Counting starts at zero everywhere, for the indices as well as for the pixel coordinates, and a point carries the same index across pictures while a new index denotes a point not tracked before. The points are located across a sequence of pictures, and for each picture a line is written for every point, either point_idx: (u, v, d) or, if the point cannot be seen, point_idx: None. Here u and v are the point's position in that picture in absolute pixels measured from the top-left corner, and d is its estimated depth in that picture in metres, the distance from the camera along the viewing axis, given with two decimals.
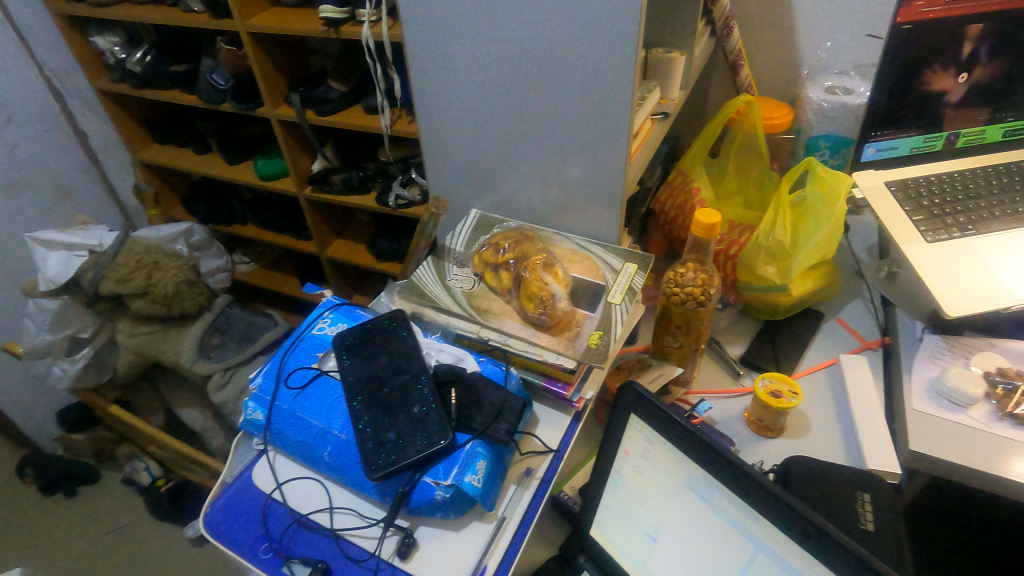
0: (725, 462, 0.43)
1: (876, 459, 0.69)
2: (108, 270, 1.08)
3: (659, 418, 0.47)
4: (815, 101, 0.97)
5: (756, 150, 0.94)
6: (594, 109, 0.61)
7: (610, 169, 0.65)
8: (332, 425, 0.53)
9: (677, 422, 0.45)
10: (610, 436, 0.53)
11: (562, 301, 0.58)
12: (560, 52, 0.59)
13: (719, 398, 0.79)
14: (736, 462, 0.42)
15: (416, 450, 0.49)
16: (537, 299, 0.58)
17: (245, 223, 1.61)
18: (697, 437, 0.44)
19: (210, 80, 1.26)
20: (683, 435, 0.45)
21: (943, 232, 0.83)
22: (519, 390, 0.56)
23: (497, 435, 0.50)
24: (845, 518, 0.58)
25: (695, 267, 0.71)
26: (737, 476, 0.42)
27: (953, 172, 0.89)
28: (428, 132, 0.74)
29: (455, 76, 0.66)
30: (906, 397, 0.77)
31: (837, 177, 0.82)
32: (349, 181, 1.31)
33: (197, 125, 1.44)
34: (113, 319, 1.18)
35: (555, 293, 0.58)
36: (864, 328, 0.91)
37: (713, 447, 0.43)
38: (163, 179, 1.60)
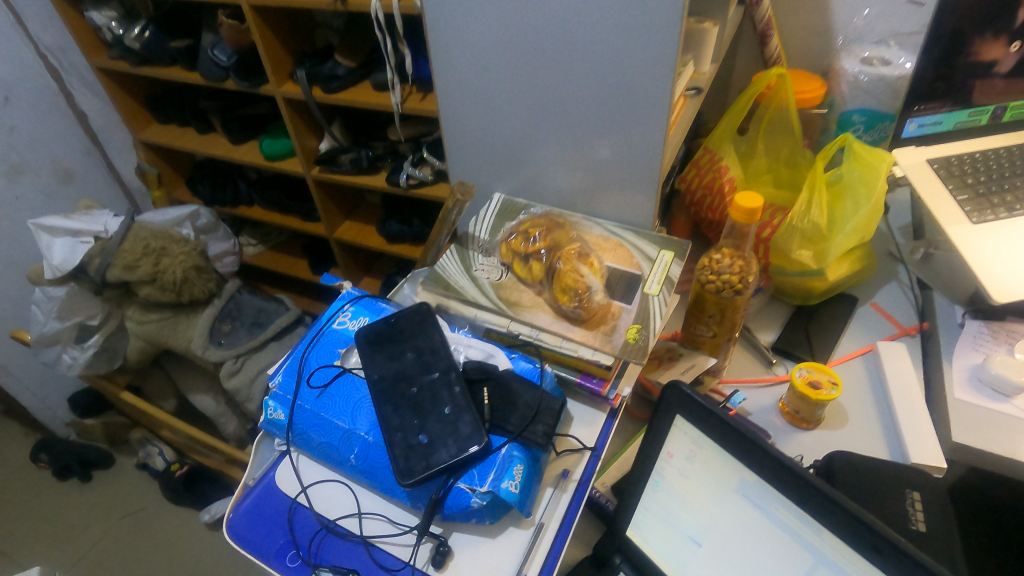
0: (784, 471, 0.40)
1: (919, 453, 0.66)
2: (114, 257, 1.05)
3: (709, 419, 0.44)
4: (850, 73, 0.92)
5: (789, 126, 0.89)
6: (630, 85, 0.57)
7: (647, 150, 0.61)
8: (358, 426, 0.51)
9: (730, 429, 0.43)
10: (650, 438, 0.50)
11: (598, 293, 0.55)
12: (593, 24, 0.54)
13: (752, 389, 0.77)
14: (799, 472, 0.39)
15: (451, 455, 0.47)
16: (572, 291, 0.54)
17: (251, 204, 1.57)
18: (754, 445, 0.41)
19: (212, 57, 1.21)
20: (737, 442, 0.42)
21: (989, 213, 0.78)
22: (554, 390, 0.53)
23: (534, 438, 0.48)
24: (893, 517, 0.56)
25: (732, 253, 0.67)
26: (798, 485, 0.40)
27: (999, 149, 0.85)
28: (447, 111, 0.70)
29: (476, 51, 0.62)
30: (946, 385, 0.74)
31: (878, 155, 0.78)
32: (359, 161, 1.26)
33: (199, 104, 1.39)
34: (121, 306, 1.15)
35: (592, 285, 0.55)
36: (900, 313, 0.87)
37: (771, 455, 0.40)
38: (166, 160, 1.56)
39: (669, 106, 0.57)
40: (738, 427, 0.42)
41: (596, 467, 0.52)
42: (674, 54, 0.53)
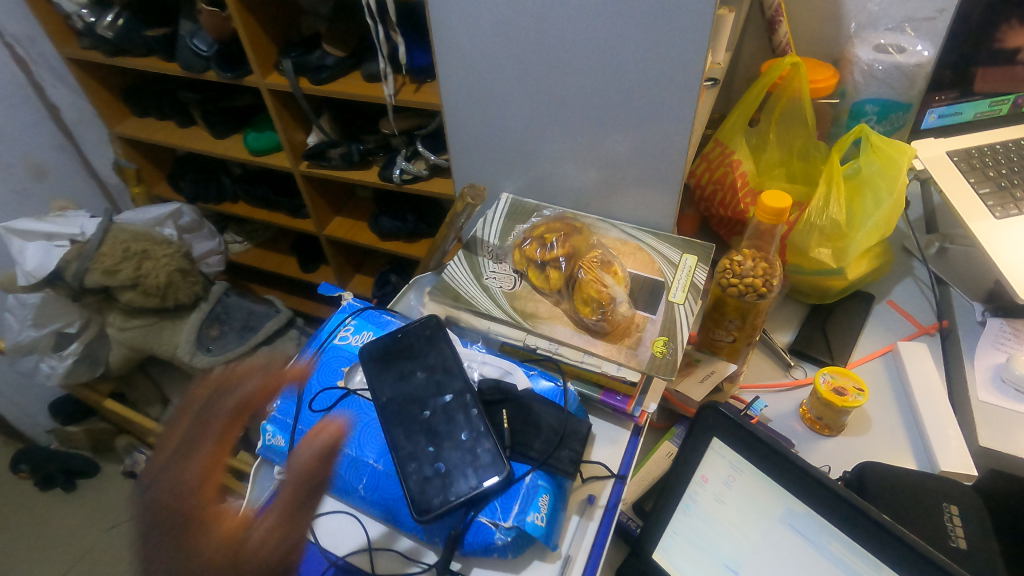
0: (842, 502, 0.38)
1: (947, 461, 0.64)
2: (92, 261, 0.99)
3: (757, 443, 0.42)
4: (864, 61, 0.84)
5: (802, 116, 0.85)
6: (653, 77, 0.53)
7: (669, 146, 0.57)
8: (367, 453, 0.47)
9: (782, 456, 0.41)
10: (684, 461, 0.47)
11: (622, 305, 0.51)
12: (615, 10, 0.50)
13: (771, 394, 0.74)
14: (860, 506, 0.37)
15: (473, 484, 0.43)
16: (595, 302, 0.51)
17: (236, 200, 1.51)
18: (809, 475, 0.40)
19: (191, 46, 1.14)
20: (788, 470, 0.41)
21: (1013, 207, 0.75)
22: (577, 411, 0.50)
23: (560, 465, 0.45)
24: (933, 532, 0.53)
25: (755, 255, 0.64)
26: (858, 517, 0.38)
27: (1018, 140, 0.82)
28: (451, 105, 0.66)
29: (485, 40, 0.58)
30: (969, 386, 0.72)
31: (898, 148, 0.75)
32: (348, 156, 1.21)
33: (179, 97, 1.32)
34: (101, 312, 1.09)
35: (616, 296, 0.51)
36: (917, 310, 0.84)
37: (827, 485, 0.39)
38: (145, 154, 1.49)
39: (695, 99, 0.53)
40: (789, 452, 0.40)
41: (624, 491, 0.49)
42: (705, 44, 0.49)
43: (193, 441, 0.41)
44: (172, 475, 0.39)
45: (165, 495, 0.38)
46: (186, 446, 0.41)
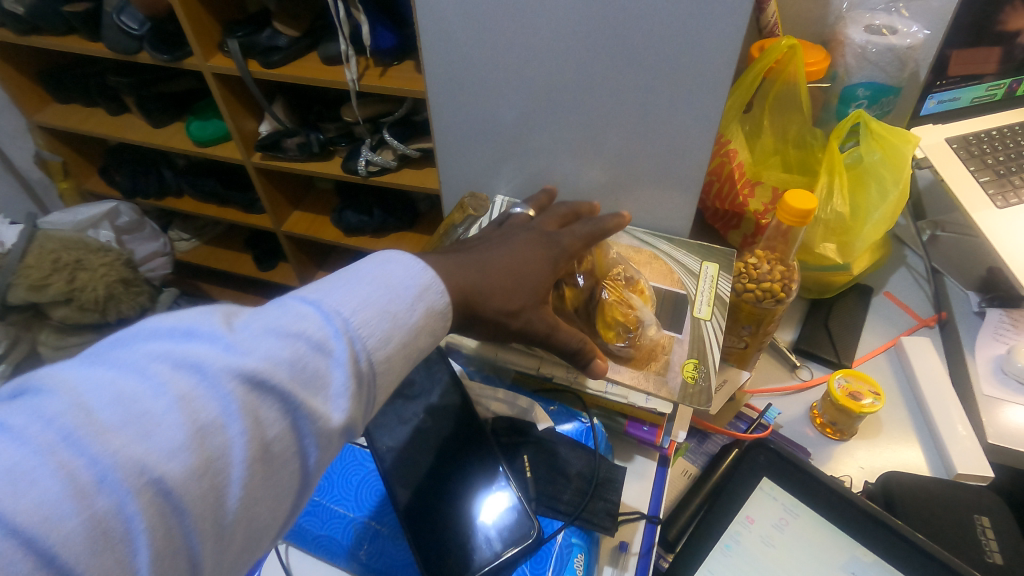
0: (908, 547, 0.39)
1: (964, 462, 0.63)
2: (16, 275, 0.87)
3: (813, 481, 0.42)
4: (856, 43, 0.79)
5: (796, 101, 0.79)
6: (670, 60, 0.50)
7: (687, 131, 0.54)
8: (369, 514, 0.47)
9: (843, 498, 0.41)
10: (726, 498, 0.44)
11: (651, 328, 0.50)
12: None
13: (779, 398, 0.71)
14: (930, 551, 0.39)
15: (500, 547, 0.43)
16: (620, 326, 0.49)
17: (180, 195, 1.37)
18: (870, 515, 0.40)
19: (119, 24, 1.01)
20: (849, 511, 0.41)
21: (1012, 196, 0.74)
22: (604, 449, 0.51)
23: (592, 519, 0.45)
24: (969, 549, 0.52)
25: (770, 258, 0.60)
26: (922, 561, 0.39)
27: (1015, 126, 0.81)
28: (439, 92, 0.61)
29: (479, 19, 0.53)
30: (973, 379, 0.70)
31: (901, 136, 0.71)
32: (308, 147, 1.10)
33: (108, 81, 1.18)
34: (30, 329, 0.95)
35: (644, 319, 0.49)
36: (914, 302, 0.83)
37: (892, 526, 0.40)
38: (73, 146, 1.34)
39: (725, 79, 0.49)
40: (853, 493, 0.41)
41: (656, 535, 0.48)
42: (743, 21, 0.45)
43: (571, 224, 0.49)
44: (557, 234, 0.47)
45: (544, 239, 0.46)
46: (561, 226, 0.49)
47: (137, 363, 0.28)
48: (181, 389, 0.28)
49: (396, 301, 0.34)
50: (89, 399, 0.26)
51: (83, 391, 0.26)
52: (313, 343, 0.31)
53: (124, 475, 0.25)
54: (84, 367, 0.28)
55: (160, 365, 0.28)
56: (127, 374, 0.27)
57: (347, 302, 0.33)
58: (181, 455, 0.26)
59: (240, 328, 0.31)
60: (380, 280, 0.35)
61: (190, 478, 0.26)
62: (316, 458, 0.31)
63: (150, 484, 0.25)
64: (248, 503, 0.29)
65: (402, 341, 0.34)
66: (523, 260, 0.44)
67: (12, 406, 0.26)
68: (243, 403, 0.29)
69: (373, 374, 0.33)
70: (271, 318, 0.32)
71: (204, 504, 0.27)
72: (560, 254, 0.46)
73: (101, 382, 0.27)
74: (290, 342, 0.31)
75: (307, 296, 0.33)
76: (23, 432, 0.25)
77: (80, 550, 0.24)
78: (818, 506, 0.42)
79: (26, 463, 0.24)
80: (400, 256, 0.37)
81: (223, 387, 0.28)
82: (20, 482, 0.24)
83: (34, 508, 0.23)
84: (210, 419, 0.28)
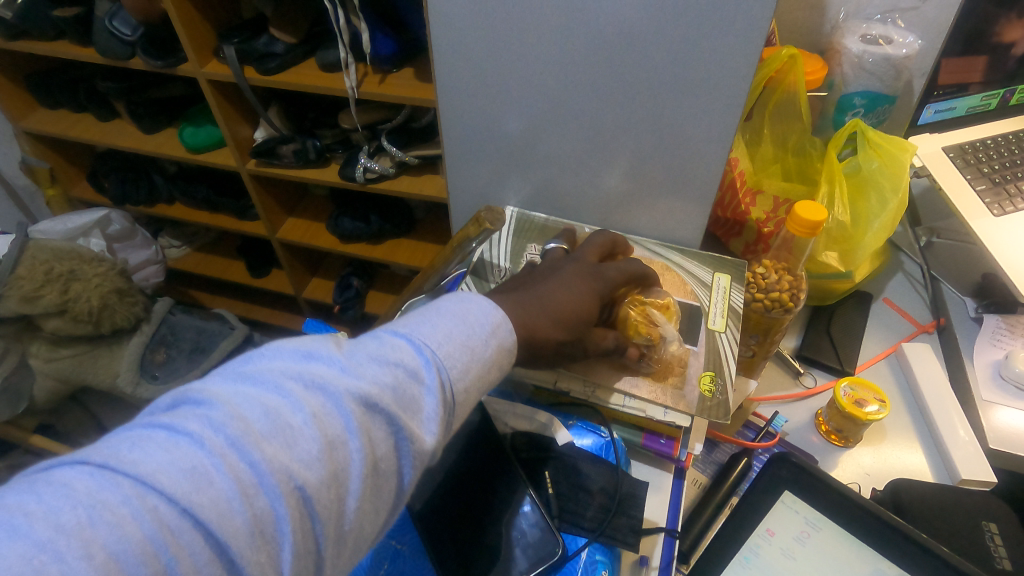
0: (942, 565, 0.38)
1: (968, 468, 0.63)
2: (7, 287, 0.85)
3: (845, 502, 0.41)
4: (852, 52, 0.80)
5: (796, 110, 0.78)
6: (683, 73, 0.50)
7: (697, 138, 0.54)
8: (391, 534, 0.47)
9: (877, 518, 0.40)
10: (750, 512, 0.44)
11: (672, 344, 0.52)
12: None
13: (784, 405, 0.72)
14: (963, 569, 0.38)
15: (527, 565, 0.45)
16: (643, 340, 0.51)
17: (171, 202, 1.35)
18: (905, 535, 0.39)
19: (111, 29, 0.99)
20: (883, 532, 0.40)
21: (1008, 204, 0.75)
22: (623, 463, 0.52)
23: (616, 536, 0.46)
24: (980, 557, 0.53)
25: (777, 268, 0.61)
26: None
27: (1007, 134, 0.83)
28: (447, 102, 0.61)
29: (491, 31, 0.53)
30: (972, 384, 0.71)
31: (898, 144, 0.72)
32: (304, 153, 1.09)
33: (97, 86, 1.16)
34: (21, 341, 0.92)
35: (667, 335, 0.51)
36: (912, 308, 0.84)
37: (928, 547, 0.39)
38: (59, 153, 1.31)
39: (737, 88, 0.49)
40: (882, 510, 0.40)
41: (675, 548, 0.49)
42: (758, 30, 0.45)
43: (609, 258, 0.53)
44: (600, 265, 0.50)
45: (587, 272, 0.48)
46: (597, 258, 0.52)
47: (276, 380, 0.31)
48: (314, 406, 0.31)
49: (474, 336, 0.38)
50: (244, 411, 0.29)
51: (238, 403, 0.30)
52: (409, 371, 0.34)
53: (277, 479, 0.28)
54: (233, 383, 0.31)
55: (294, 384, 0.31)
56: (270, 392, 0.31)
57: (434, 337, 0.36)
58: (317, 465, 0.29)
59: (353, 353, 0.34)
60: (459, 317, 0.38)
61: (325, 486, 0.29)
62: (411, 476, 0.34)
63: (295, 489, 0.28)
64: (362, 514, 0.31)
65: (477, 373, 0.37)
66: (573, 292, 0.46)
67: (182, 415, 0.29)
68: (361, 421, 0.32)
69: (455, 403, 0.36)
70: (375, 347, 0.35)
71: (333, 510, 0.30)
72: (602, 284, 0.48)
73: (250, 397, 0.30)
74: (394, 368, 0.34)
75: (402, 330, 0.37)
76: (197, 435, 0.28)
77: (246, 541, 0.27)
78: (842, 521, 0.41)
79: (204, 463, 0.27)
80: (472, 296, 0.41)
81: (345, 407, 0.31)
82: (201, 479, 0.27)
83: (213, 502, 0.26)
84: (336, 435, 0.31)
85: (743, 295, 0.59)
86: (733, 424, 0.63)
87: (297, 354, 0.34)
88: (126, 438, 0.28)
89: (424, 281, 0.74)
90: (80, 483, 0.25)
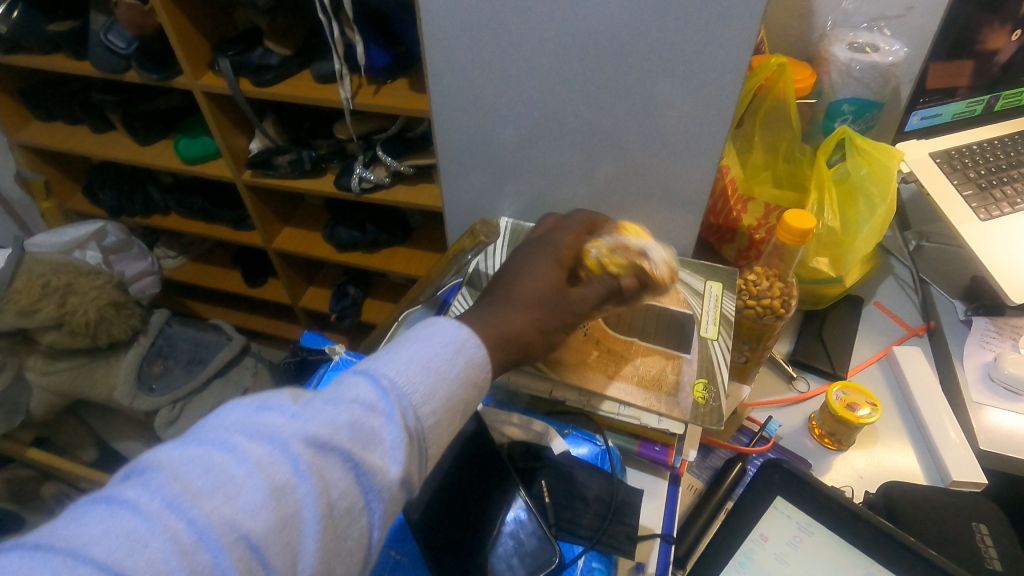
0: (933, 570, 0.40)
1: (958, 470, 0.64)
2: (4, 301, 0.85)
3: (836, 507, 0.42)
4: (840, 60, 0.81)
5: (786, 117, 0.79)
6: (672, 84, 0.51)
7: (687, 148, 0.55)
8: (392, 544, 0.48)
9: (868, 523, 0.41)
10: (742, 517, 0.45)
11: (659, 255, 0.51)
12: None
13: (778, 409, 0.73)
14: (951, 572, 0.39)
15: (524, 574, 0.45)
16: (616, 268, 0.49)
17: (167, 212, 1.35)
18: (893, 540, 0.41)
19: (106, 42, 1.00)
20: (874, 537, 0.41)
21: (995, 208, 0.77)
22: (618, 471, 0.53)
23: (613, 544, 0.47)
24: (971, 558, 0.54)
25: (768, 274, 0.62)
26: None
27: (993, 139, 0.84)
28: (442, 114, 0.62)
29: (485, 45, 0.54)
30: (963, 387, 0.72)
31: (886, 151, 0.73)
32: (299, 163, 1.09)
33: (92, 98, 1.16)
34: (18, 355, 0.92)
35: (648, 251, 0.51)
36: (903, 311, 0.85)
37: (917, 551, 0.40)
38: (54, 165, 1.31)
39: (725, 99, 0.51)
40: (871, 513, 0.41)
41: (671, 554, 0.49)
42: (744, 43, 0.46)
43: (565, 221, 0.53)
44: (551, 232, 0.51)
45: (541, 244, 0.49)
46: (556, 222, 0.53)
47: (223, 436, 0.32)
48: (259, 456, 0.32)
49: (434, 359, 0.38)
50: (185, 472, 0.30)
51: (180, 465, 0.30)
52: (364, 406, 0.35)
53: (219, 533, 0.29)
54: (180, 446, 0.32)
55: (239, 437, 0.32)
56: (215, 448, 0.31)
57: (388, 368, 0.37)
58: (263, 514, 0.30)
59: (305, 400, 0.35)
60: (420, 341, 0.39)
61: (273, 533, 0.30)
62: (380, 510, 0.34)
63: (240, 541, 0.29)
64: (323, 559, 0.31)
65: (445, 396, 0.38)
66: (534, 272, 0.47)
67: (126, 484, 0.30)
68: (311, 464, 0.32)
69: (421, 430, 0.36)
70: (328, 392, 0.36)
71: (285, 557, 0.30)
72: (555, 244, 0.49)
73: (194, 457, 0.31)
74: (347, 407, 0.35)
75: (359, 368, 0.38)
76: (134, 502, 0.29)
77: None
78: (834, 526, 0.42)
79: (140, 528, 0.28)
80: (435, 321, 0.41)
81: (293, 451, 0.32)
82: (136, 545, 0.27)
83: (149, 564, 0.27)
84: (284, 480, 0.31)
85: (735, 302, 0.60)
86: (728, 429, 0.63)
87: (249, 407, 0.34)
88: (66, 515, 0.29)
89: (422, 291, 0.75)
90: (12, 564, 0.26)
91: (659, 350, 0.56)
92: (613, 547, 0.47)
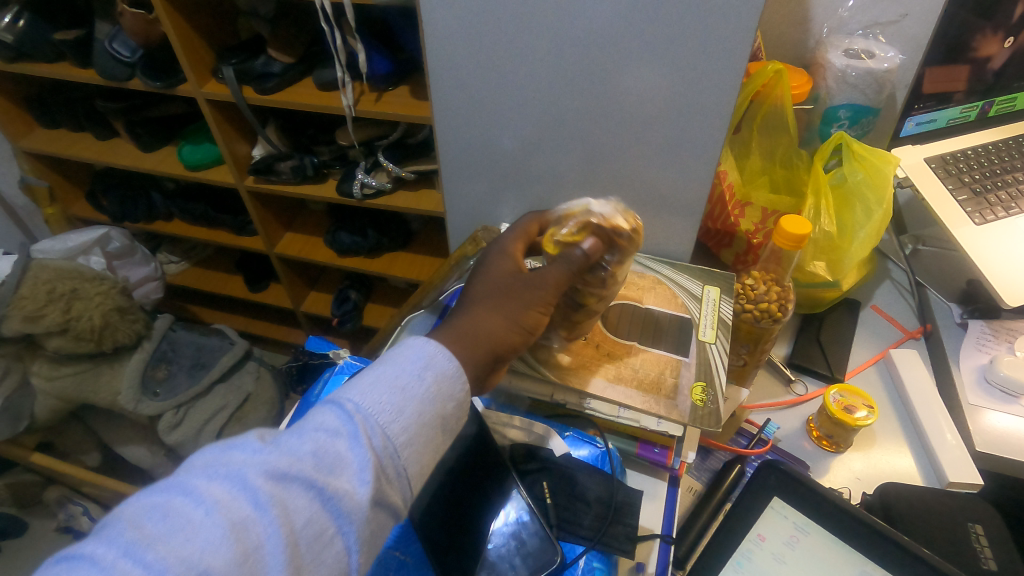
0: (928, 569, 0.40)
1: (955, 471, 0.65)
2: (11, 307, 0.86)
3: (829, 508, 0.43)
4: (836, 66, 0.82)
5: (783, 123, 0.80)
6: (669, 92, 0.52)
7: (685, 154, 0.56)
8: (394, 543, 0.49)
9: (861, 521, 0.43)
10: (739, 518, 0.46)
11: (602, 209, 0.52)
12: (636, 10, 0.48)
13: (776, 412, 0.74)
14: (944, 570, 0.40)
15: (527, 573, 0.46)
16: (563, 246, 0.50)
17: (170, 218, 1.36)
18: (887, 538, 0.42)
19: (111, 50, 1.01)
20: (867, 535, 0.42)
21: (989, 213, 0.78)
22: (618, 472, 0.54)
23: (613, 544, 0.48)
24: (967, 557, 0.55)
25: (765, 279, 0.63)
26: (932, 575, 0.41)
27: (987, 144, 0.85)
28: (443, 122, 0.63)
29: (485, 54, 0.55)
30: (959, 389, 0.73)
31: (881, 157, 0.74)
32: (301, 169, 1.10)
33: (96, 105, 1.17)
34: (23, 360, 0.93)
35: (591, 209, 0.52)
36: (900, 314, 0.86)
37: (909, 549, 0.41)
38: (58, 171, 1.32)
39: (722, 106, 0.52)
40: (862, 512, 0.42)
41: (670, 554, 0.50)
42: (740, 52, 0.48)
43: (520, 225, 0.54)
44: (504, 236, 0.52)
45: (498, 247, 0.51)
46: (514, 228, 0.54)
47: (187, 479, 0.34)
48: (218, 495, 0.33)
49: (397, 377, 0.39)
50: (144, 519, 0.31)
51: (142, 512, 0.32)
52: (327, 435, 0.36)
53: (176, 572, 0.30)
54: (146, 493, 0.34)
55: (201, 480, 0.34)
56: (176, 494, 0.33)
57: (351, 394, 0.38)
58: (221, 549, 0.31)
59: (270, 439, 0.37)
60: (384, 362, 0.40)
61: (233, 567, 0.31)
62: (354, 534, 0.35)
63: None
64: None
65: (413, 413, 0.38)
66: (492, 272, 0.48)
67: (93, 536, 0.32)
68: (271, 496, 0.33)
69: (391, 451, 0.37)
70: (293, 428, 0.37)
71: None
72: (509, 243, 0.51)
73: (155, 503, 0.32)
74: (309, 437, 0.36)
75: (326, 400, 0.39)
76: (94, 554, 0.30)
77: None
78: (829, 526, 0.43)
79: None
80: (403, 343, 0.42)
81: (252, 486, 0.34)
82: None
83: None
84: (244, 515, 0.33)
85: (733, 306, 0.61)
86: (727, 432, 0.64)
87: (217, 450, 0.36)
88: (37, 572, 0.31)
89: (424, 296, 0.75)
90: None
91: (658, 354, 0.57)
92: (614, 548, 0.48)
